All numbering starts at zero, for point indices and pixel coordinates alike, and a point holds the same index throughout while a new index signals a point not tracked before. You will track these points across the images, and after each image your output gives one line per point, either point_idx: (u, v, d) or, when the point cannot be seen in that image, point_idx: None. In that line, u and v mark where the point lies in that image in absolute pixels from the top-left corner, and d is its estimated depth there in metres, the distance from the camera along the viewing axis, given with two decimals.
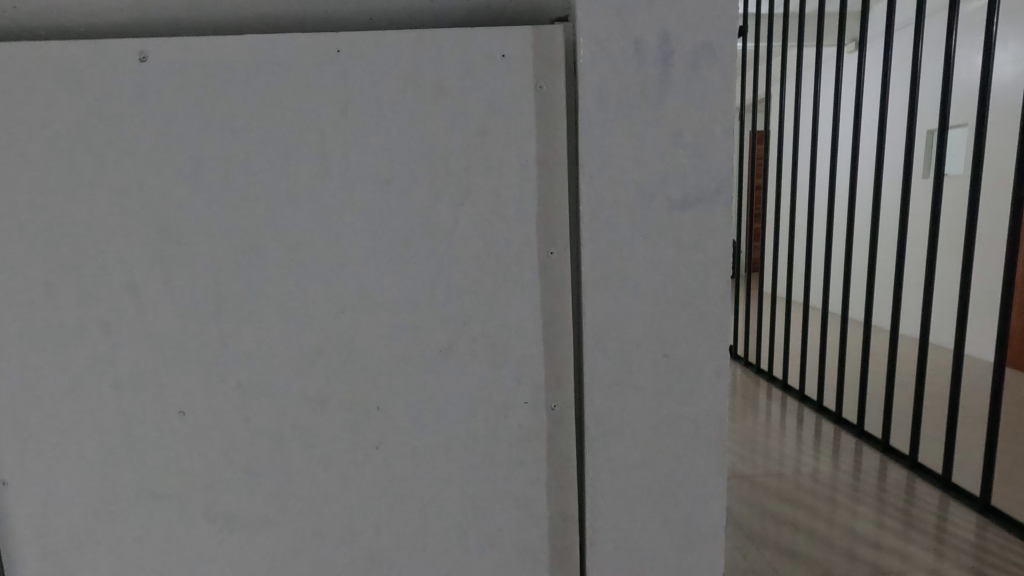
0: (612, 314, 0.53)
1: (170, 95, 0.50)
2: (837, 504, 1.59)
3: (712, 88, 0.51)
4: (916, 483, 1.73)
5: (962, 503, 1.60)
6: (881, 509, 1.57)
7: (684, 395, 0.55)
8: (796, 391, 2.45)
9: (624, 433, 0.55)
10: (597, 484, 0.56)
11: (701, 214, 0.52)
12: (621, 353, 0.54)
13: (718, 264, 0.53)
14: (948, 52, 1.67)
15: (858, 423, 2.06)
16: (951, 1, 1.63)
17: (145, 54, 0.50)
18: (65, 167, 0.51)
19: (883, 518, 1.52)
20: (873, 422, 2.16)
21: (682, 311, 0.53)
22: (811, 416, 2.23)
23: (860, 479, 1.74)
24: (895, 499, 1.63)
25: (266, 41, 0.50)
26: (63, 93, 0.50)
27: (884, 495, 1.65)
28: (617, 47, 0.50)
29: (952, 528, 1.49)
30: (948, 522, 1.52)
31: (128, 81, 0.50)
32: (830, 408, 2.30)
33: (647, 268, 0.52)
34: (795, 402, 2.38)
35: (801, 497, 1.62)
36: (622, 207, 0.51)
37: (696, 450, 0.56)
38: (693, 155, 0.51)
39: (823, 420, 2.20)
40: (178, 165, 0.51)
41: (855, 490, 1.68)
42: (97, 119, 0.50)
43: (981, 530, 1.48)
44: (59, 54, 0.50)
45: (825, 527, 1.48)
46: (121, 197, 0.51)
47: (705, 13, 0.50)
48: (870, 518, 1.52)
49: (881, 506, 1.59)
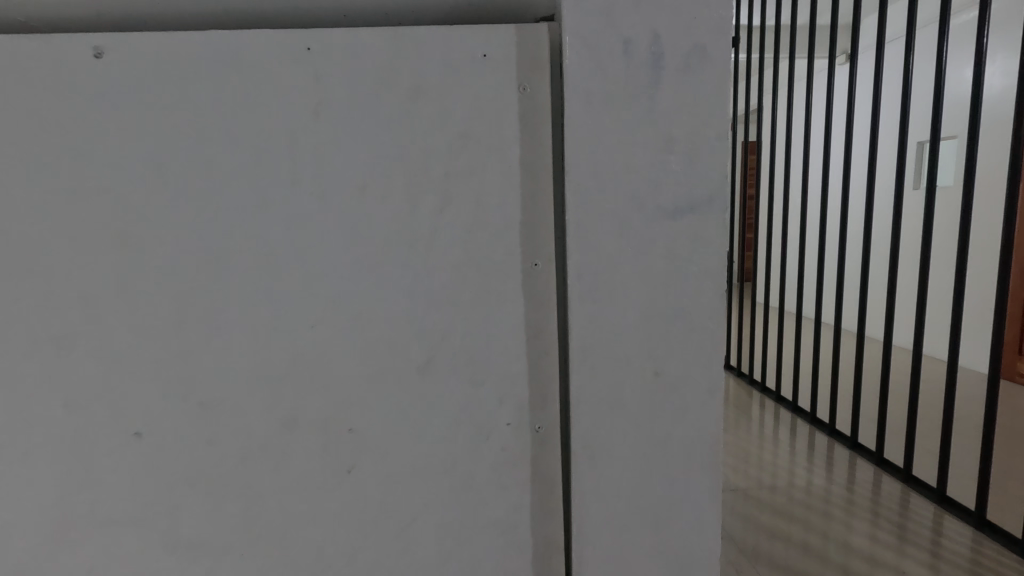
0: (599, 330, 0.50)
1: (129, 94, 0.47)
2: (830, 517, 1.56)
3: (705, 93, 0.48)
4: (910, 496, 1.70)
5: (958, 517, 1.57)
6: (875, 523, 1.54)
7: (676, 416, 0.52)
8: (789, 403, 2.43)
9: (613, 456, 0.52)
10: (584, 510, 0.53)
11: (694, 224, 0.49)
12: (610, 371, 0.51)
13: (712, 278, 0.50)
14: (940, 62, 1.67)
15: (852, 435, 2.03)
16: (942, 12, 1.63)
17: (101, 49, 0.47)
18: (15, 170, 0.47)
19: (877, 532, 1.49)
20: (867, 433, 2.13)
21: (673, 326, 0.50)
22: (805, 428, 2.20)
23: (853, 492, 1.71)
24: (889, 513, 1.60)
25: (231, 38, 0.47)
26: (13, 90, 0.47)
27: (878, 508, 1.62)
28: (605, 46, 0.47)
29: (947, 542, 1.46)
30: (942, 536, 1.49)
31: (83, 79, 0.47)
32: (823, 420, 2.27)
33: (637, 281, 0.49)
34: (788, 413, 2.36)
35: (795, 511, 1.59)
36: (610, 217, 0.49)
37: (689, 474, 0.53)
38: (685, 162, 0.49)
39: (816, 432, 2.17)
40: (136, 169, 0.48)
41: (849, 503, 1.65)
42: (50, 120, 0.47)
43: (977, 544, 1.45)
44: (9, 50, 0.47)
45: (820, 541, 1.44)
46: (75, 203, 0.48)
47: (698, 13, 0.47)
48: (864, 532, 1.49)
49: (875, 519, 1.56)
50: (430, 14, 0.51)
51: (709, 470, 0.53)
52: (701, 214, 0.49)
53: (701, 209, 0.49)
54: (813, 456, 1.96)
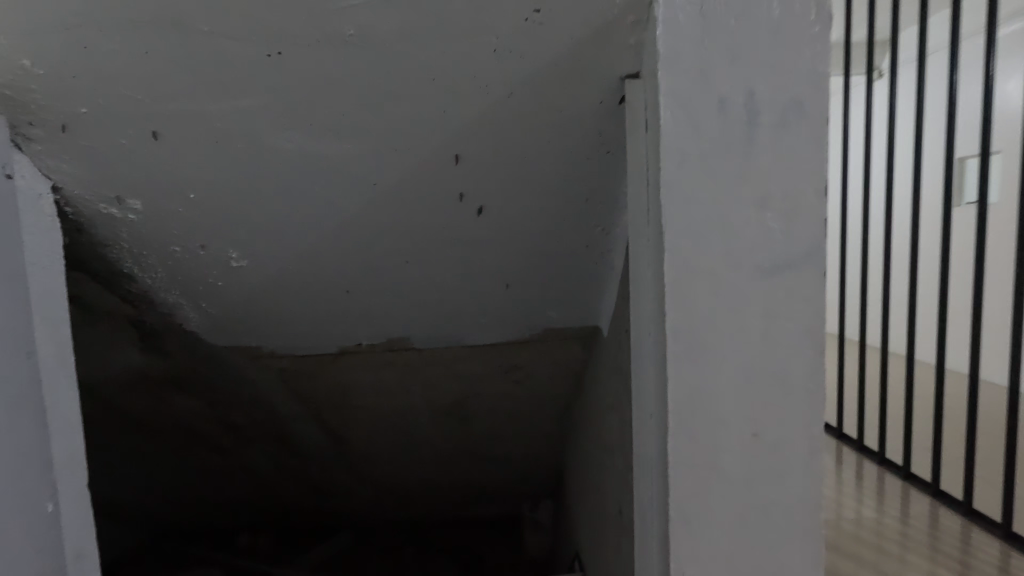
0: (698, 390, 0.48)
1: (295, 98, 0.52)
2: (858, 540, 1.37)
3: (806, 148, 0.47)
4: (940, 511, 1.51)
5: (984, 528, 1.41)
6: (904, 543, 1.35)
7: (773, 479, 0.49)
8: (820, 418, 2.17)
9: (710, 517, 0.49)
10: (683, 568, 0.50)
11: (792, 282, 0.48)
12: (707, 434, 0.48)
13: (811, 338, 0.48)
14: (986, 73, 1.62)
15: (879, 449, 1.82)
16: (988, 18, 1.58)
17: (272, 53, 0.48)
18: (195, 140, 0.55)
19: (904, 552, 1.32)
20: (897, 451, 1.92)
21: (771, 387, 0.48)
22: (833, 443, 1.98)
23: (883, 512, 1.51)
24: (916, 532, 1.41)
25: (356, 65, 0.49)
26: (182, 104, 0.52)
27: (937, 532, 1.40)
28: (700, 103, 0.46)
29: (973, 552, 1.31)
30: (968, 547, 1.33)
31: (248, 85, 0.50)
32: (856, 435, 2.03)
33: (732, 340, 0.48)
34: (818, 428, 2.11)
35: (843, 542, 1.37)
36: (707, 274, 0.47)
37: (794, 534, 0.50)
38: (783, 217, 0.47)
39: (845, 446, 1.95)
40: (264, 122, 0.54)
41: (876, 524, 1.45)
42: (235, 115, 0.53)
43: (1004, 555, 1.30)
44: (162, 82, 0.50)
45: (873, 555, 1.31)
46: (249, 144, 0.56)
47: (794, 69, 0.46)
48: (892, 553, 1.32)
49: (904, 539, 1.37)
50: (517, 71, 0.51)
51: (809, 538, 0.50)
52: (798, 276, 0.47)
53: (795, 271, 0.47)
54: (860, 482, 1.70)
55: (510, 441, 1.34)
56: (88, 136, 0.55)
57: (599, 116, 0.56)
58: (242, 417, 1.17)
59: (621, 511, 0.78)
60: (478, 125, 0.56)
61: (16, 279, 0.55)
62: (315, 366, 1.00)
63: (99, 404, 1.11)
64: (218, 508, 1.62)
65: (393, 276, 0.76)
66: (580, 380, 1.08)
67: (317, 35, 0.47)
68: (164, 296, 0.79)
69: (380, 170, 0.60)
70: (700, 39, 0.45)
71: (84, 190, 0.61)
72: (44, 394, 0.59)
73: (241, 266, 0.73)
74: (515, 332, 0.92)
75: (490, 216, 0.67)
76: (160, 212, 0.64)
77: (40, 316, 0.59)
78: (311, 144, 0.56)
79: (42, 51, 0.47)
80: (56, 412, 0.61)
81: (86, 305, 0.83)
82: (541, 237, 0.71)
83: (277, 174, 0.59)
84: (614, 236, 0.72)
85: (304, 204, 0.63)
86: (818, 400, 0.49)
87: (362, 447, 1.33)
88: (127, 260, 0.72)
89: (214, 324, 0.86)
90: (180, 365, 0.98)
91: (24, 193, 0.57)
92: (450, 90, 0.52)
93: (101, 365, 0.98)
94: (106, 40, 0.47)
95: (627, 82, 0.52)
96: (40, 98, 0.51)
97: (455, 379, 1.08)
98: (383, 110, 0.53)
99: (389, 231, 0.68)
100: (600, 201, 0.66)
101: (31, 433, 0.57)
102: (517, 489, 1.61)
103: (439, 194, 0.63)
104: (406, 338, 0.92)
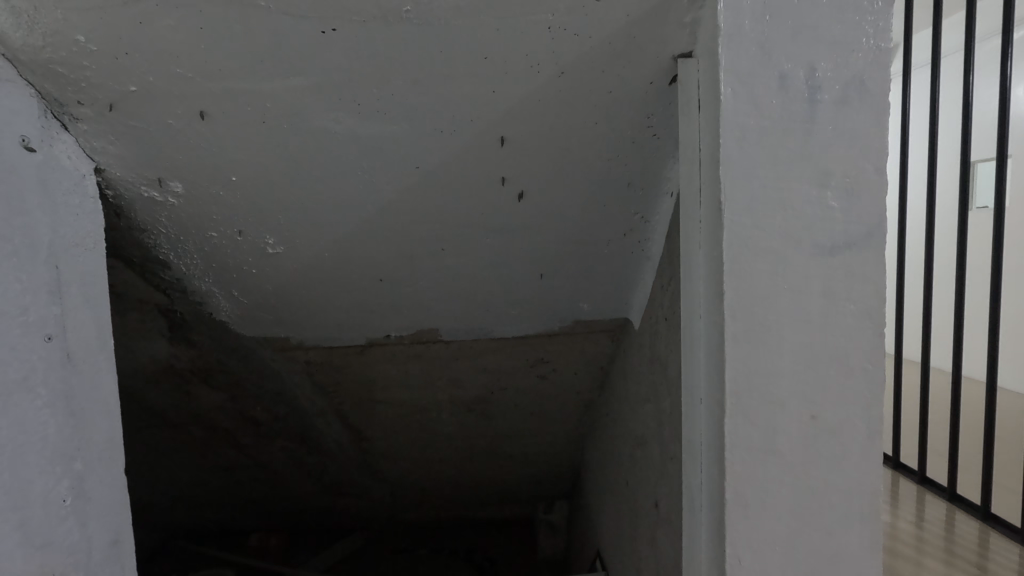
0: (758, 369, 0.47)
1: (343, 75, 0.51)
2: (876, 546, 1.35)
3: (868, 126, 0.46)
4: (958, 516, 1.47)
5: (1003, 534, 1.37)
6: (922, 549, 1.33)
7: (832, 463, 0.48)
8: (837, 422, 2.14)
9: (767, 502, 0.48)
10: (737, 554, 0.49)
11: (851, 262, 0.47)
12: (765, 416, 0.48)
13: (872, 320, 0.47)
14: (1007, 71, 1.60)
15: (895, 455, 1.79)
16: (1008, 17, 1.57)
17: (328, 31, 0.48)
18: (239, 119, 0.55)
19: (923, 558, 1.29)
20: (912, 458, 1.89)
21: (830, 369, 0.48)
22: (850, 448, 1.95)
23: (898, 519, 1.48)
24: (934, 538, 1.38)
25: (410, 39, 0.49)
26: (232, 84, 0.52)
27: (955, 538, 1.37)
28: (762, 79, 0.45)
29: (994, 557, 1.28)
30: (989, 553, 1.30)
31: (299, 63, 0.50)
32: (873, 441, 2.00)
33: (792, 321, 0.47)
34: None
35: None
36: (765, 253, 0.46)
37: (851, 520, 0.49)
38: (843, 194, 0.46)
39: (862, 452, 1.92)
40: (311, 104, 0.54)
41: (893, 530, 1.43)
42: (283, 93, 0.53)
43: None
44: (212, 60, 0.50)
45: (890, 562, 1.28)
46: (294, 125, 0.56)
47: (856, 44, 0.45)
48: (911, 559, 1.29)
49: (922, 545, 1.34)
50: (570, 50, 0.50)
51: (867, 524, 0.49)
52: (857, 256, 0.47)
53: (858, 250, 0.47)
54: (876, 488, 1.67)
55: (530, 439, 1.33)
56: (136, 115, 0.55)
57: (649, 98, 0.56)
58: (264, 413, 1.17)
59: (657, 505, 0.77)
60: (526, 106, 0.55)
61: (40, 257, 0.51)
62: (342, 359, 0.99)
63: (123, 398, 1.11)
64: (235, 507, 1.61)
65: (427, 265, 0.76)
66: (606, 375, 1.07)
67: (373, 12, 0.46)
68: (197, 283, 0.79)
69: (425, 155, 0.59)
70: (760, 14, 0.45)
71: (126, 172, 0.61)
72: (68, 378, 0.54)
73: (276, 253, 0.72)
74: (545, 324, 0.91)
75: (530, 202, 0.66)
76: (201, 196, 0.64)
77: (70, 297, 0.55)
78: (358, 126, 0.56)
79: (98, 27, 0.47)
80: (81, 397, 0.55)
81: (118, 296, 0.83)
82: (579, 225, 0.71)
83: (322, 156, 0.59)
84: (652, 224, 0.71)
85: (347, 187, 0.63)
86: (878, 382, 0.48)
87: (381, 445, 1.32)
88: (164, 245, 0.72)
89: (245, 313, 0.85)
90: (207, 358, 0.98)
91: (69, 172, 0.56)
92: (502, 70, 0.52)
93: (126, 356, 0.98)
94: (162, 15, 0.46)
95: (679, 62, 0.52)
96: (92, 75, 0.51)
97: (480, 373, 1.07)
98: (431, 90, 0.53)
99: (427, 218, 0.68)
100: (642, 185, 0.66)
101: (35, 422, 0.51)
102: (535, 490, 1.60)
103: (481, 179, 0.63)
104: (435, 330, 0.92)
